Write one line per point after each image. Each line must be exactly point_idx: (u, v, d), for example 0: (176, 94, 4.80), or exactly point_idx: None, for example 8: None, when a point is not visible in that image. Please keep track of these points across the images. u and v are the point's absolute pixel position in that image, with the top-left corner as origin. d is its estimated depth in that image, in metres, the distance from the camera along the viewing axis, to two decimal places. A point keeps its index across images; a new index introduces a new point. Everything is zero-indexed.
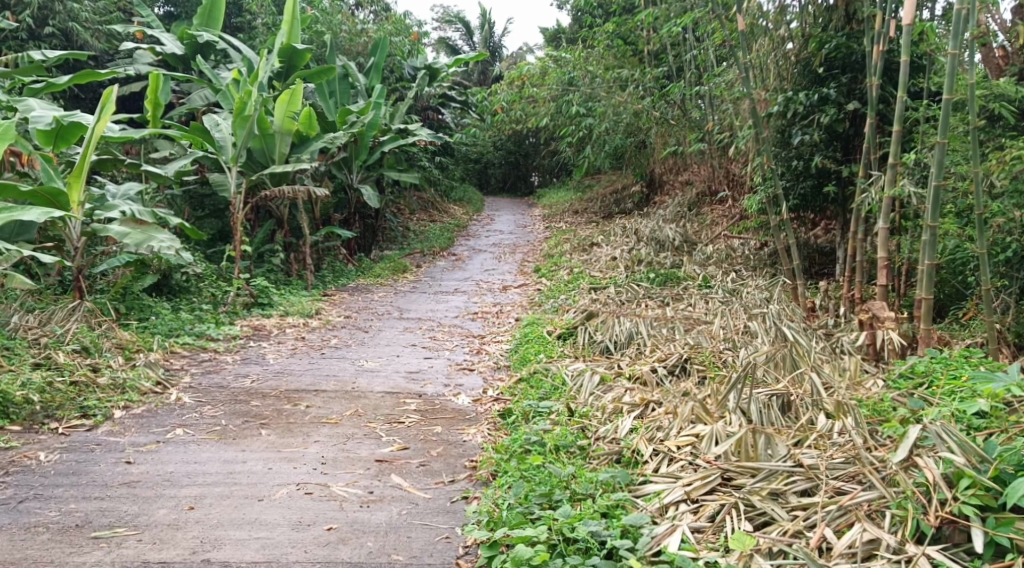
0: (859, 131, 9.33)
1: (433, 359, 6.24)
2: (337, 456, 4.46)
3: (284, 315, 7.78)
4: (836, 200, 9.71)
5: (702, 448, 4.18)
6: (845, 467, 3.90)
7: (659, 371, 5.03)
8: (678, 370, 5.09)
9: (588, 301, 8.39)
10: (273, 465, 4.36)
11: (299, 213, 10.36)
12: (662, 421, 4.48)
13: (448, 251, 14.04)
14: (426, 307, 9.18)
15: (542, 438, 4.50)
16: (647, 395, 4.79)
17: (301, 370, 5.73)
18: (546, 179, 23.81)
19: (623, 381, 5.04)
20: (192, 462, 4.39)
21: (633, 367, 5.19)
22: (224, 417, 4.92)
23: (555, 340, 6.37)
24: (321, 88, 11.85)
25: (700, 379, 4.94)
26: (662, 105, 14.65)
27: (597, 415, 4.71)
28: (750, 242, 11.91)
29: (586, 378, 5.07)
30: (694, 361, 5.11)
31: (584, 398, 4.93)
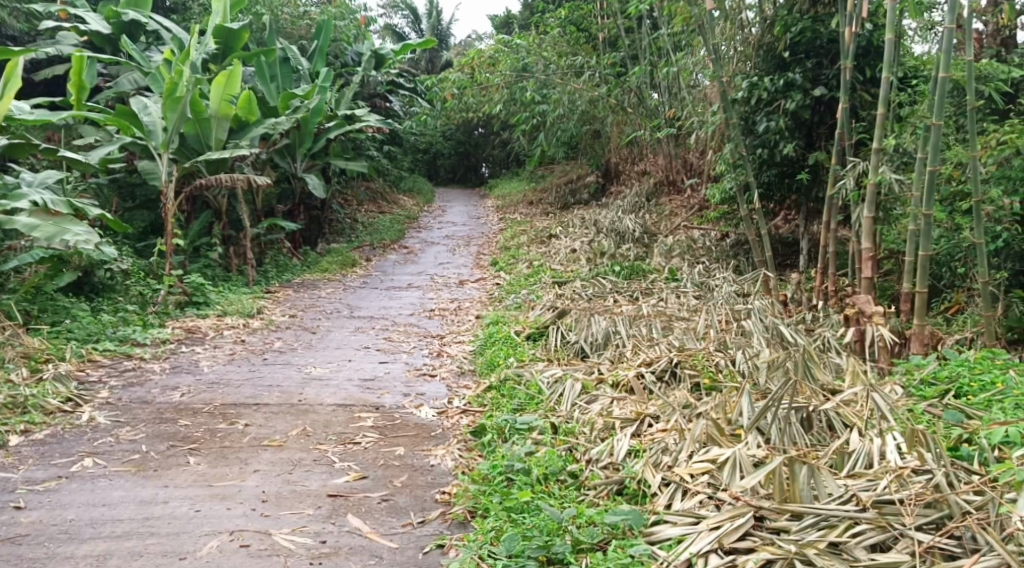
0: (825, 118, 8.93)
1: (390, 364, 5.63)
2: (280, 492, 3.83)
3: (222, 316, 7.11)
4: (804, 190, 9.31)
5: (724, 479, 3.60)
6: (932, 516, 3.27)
7: (649, 378, 4.51)
8: (669, 376, 4.58)
9: (552, 297, 7.84)
10: (201, 506, 3.71)
11: (238, 204, 9.64)
12: (667, 445, 3.90)
13: (399, 244, 13.38)
14: (378, 304, 8.53)
15: (526, 464, 3.93)
16: (643, 409, 4.25)
17: (239, 380, 5.08)
18: (497, 170, 23.21)
19: (609, 391, 4.50)
20: (101, 505, 3.72)
21: (616, 373, 4.67)
22: (145, 442, 4.25)
23: (524, 341, 5.81)
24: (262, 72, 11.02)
25: (694, 387, 4.44)
26: (618, 93, 14.17)
27: (584, 433, 4.16)
28: (711, 233, 11.48)
29: (567, 386, 4.53)
30: (685, 366, 4.60)
31: (567, 411, 4.39)
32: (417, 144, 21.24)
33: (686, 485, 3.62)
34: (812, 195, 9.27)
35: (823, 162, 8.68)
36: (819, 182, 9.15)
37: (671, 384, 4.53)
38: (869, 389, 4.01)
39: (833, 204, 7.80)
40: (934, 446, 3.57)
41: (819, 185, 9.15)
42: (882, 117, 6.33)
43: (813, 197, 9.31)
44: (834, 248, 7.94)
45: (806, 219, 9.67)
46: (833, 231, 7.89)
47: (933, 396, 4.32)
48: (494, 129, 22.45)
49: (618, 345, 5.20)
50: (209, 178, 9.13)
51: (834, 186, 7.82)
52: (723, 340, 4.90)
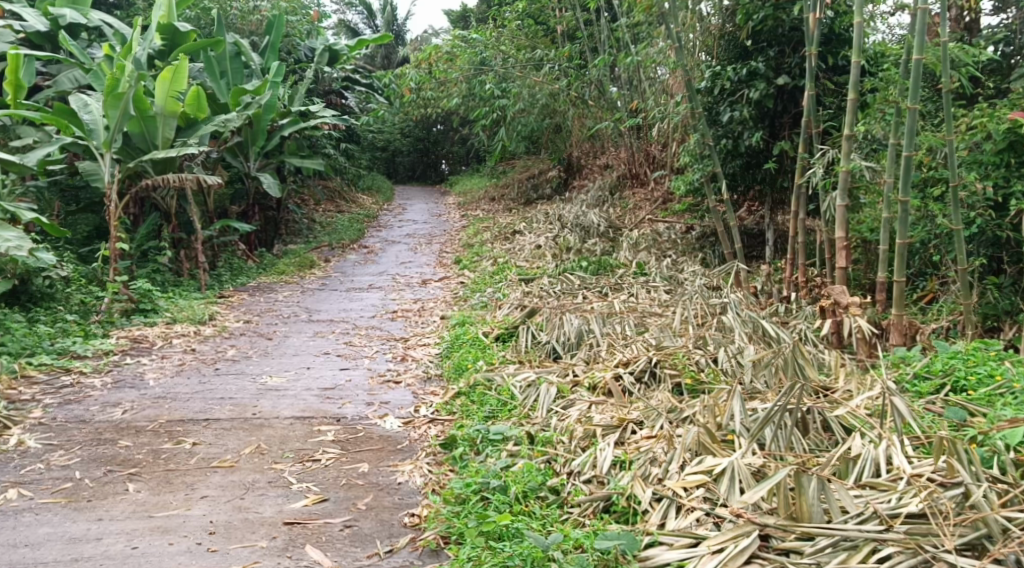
0: (789, 107, 8.75)
1: (352, 371, 5.32)
2: (230, 522, 3.51)
3: (171, 323, 6.75)
4: (770, 180, 9.14)
5: (720, 493, 3.38)
6: (970, 536, 3.06)
7: (628, 380, 4.27)
8: (648, 377, 4.34)
9: (519, 295, 7.58)
10: (138, 542, 3.37)
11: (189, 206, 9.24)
12: (654, 455, 3.66)
13: (359, 243, 13.02)
14: (338, 307, 8.19)
15: (502, 480, 3.66)
16: (626, 414, 4.01)
17: (188, 393, 4.74)
18: (457, 166, 22.86)
19: (586, 394, 4.26)
20: (23, 546, 3.36)
21: (592, 375, 4.42)
22: (79, 468, 3.90)
23: (492, 343, 5.54)
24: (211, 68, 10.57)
25: (676, 390, 4.22)
26: (579, 86, 13.96)
27: (563, 443, 3.90)
28: (676, 226, 11.30)
29: (542, 389, 4.28)
30: (665, 366, 4.37)
31: (543, 418, 4.13)
32: (375, 141, 20.84)
33: (680, 501, 3.40)
34: (777, 185, 9.09)
35: (789, 151, 8.51)
36: (784, 173, 8.98)
37: (650, 385, 4.29)
38: (887, 390, 3.76)
39: (801, 193, 7.63)
40: (966, 456, 3.33)
41: (784, 175, 8.97)
42: (854, 104, 6.12)
43: (780, 186, 9.14)
44: (805, 238, 7.77)
45: (773, 209, 9.51)
46: (800, 222, 7.72)
47: (930, 392, 4.16)
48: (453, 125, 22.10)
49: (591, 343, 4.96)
50: (157, 178, 8.77)
51: (801, 175, 7.64)
52: (703, 335, 4.68)
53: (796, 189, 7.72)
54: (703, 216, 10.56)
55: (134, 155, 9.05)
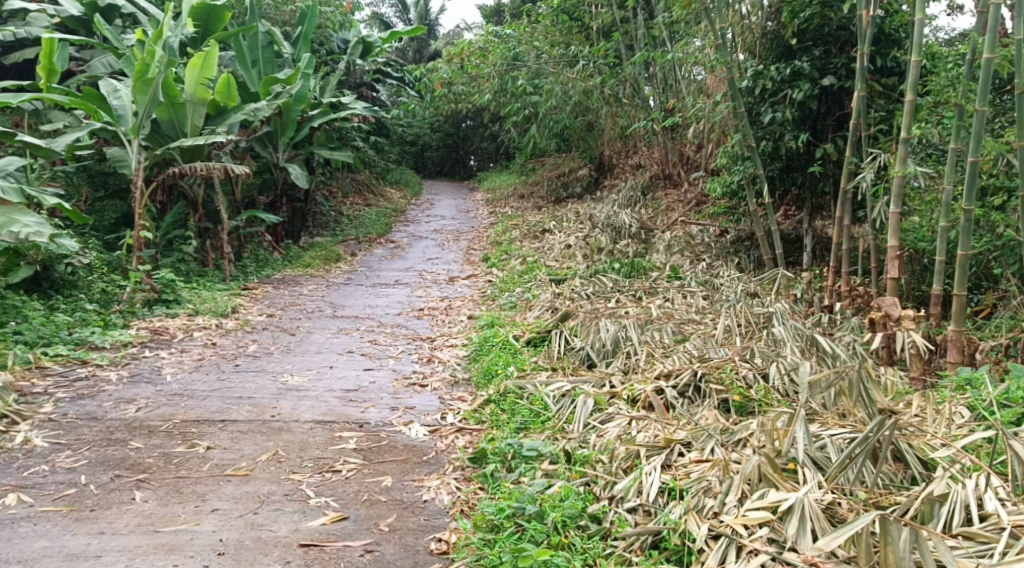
0: (834, 109, 8.42)
1: (376, 372, 5.09)
2: (241, 541, 3.29)
3: (193, 315, 6.57)
4: (811, 184, 8.81)
5: (793, 536, 3.09)
6: None
7: (671, 395, 4.02)
8: (693, 393, 4.08)
9: (550, 297, 7.33)
10: (141, 562, 3.16)
11: (215, 194, 9.06)
12: (706, 484, 3.39)
13: (386, 238, 12.82)
14: (364, 302, 7.98)
15: (538, 506, 3.41)
16: (671, 433, 3.75)
17: (205, 391, 4.53)
18: (486, 163, 22.62)
19: (625, 408, 4.01)
20: (17, 561, 3.16)
21: (631, 387, 4.18)
22: (86, 472, 3.70)
23: (523, 347, 5.29)
24: (242, 56, 10.44)
25: (723, 407, 3.97)
26: (613, 83, 13.61)
27: (602, 462, 3.66)
28: (710, 229, 10.99)
29: (580, 400, 4.04)
30: (711, 380, 4.12)
31: (580, 433, 3.89)
32: (404, 134, 20.64)
33: (741, 541, 3.10)
34: (818, 190, 8.77)
35: (833, 155, 8.18)
36: (825, 177, 8.66)
37: (696, 401, 4.03)
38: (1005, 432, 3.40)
39: (846, 199, 7.32)
40: None
41: (825, 179, 8.65)
42: (911, 106, 5.80)
43: (822, 191, 8.81)
44: (849, 246, 7.46)
45: (813, 214, 9.19)
46: (845, 229, 7.41)
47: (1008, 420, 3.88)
48: (483, 120, 21.87)
49: (628, 351, 4.71)
50: (184, 167, 8.61)
51: (847, 180, 7.33)
52: (749, 347, 4.42)
53: (841, 195, 7.40)
54: (739, 219, 10.24)
55: (162, 142, 8.89)
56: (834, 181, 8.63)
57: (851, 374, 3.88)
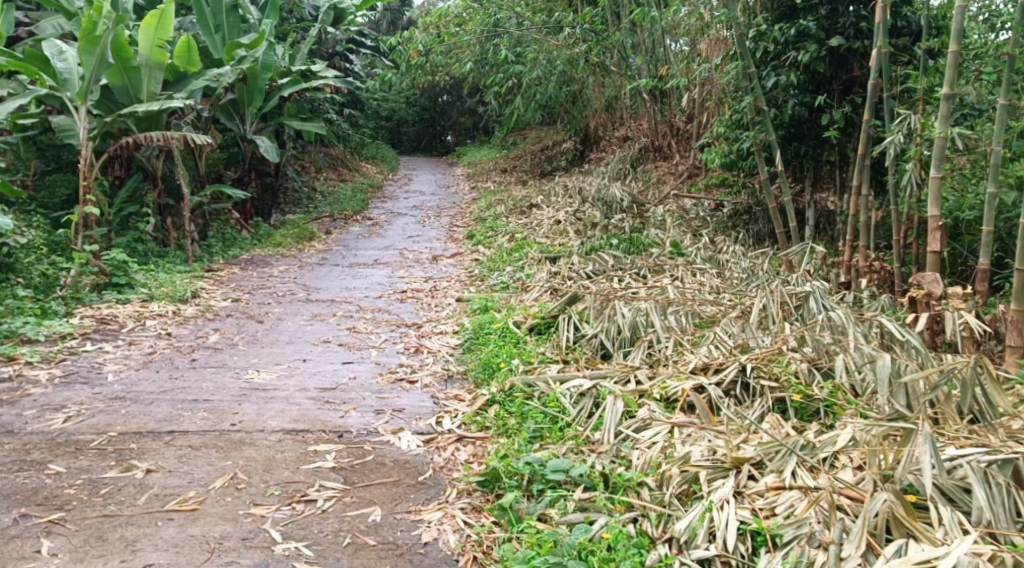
0: (840, 72, 7.71)
1: (356, 367, 4.42)
2: None
3: (148, 301, 5.86)
4: (813, 154, 8.16)
5: None
6: None
7: (715, 395, 3.50)
8: (741, 391, 3.56)
9: (546, 278, 6.66)
10: None
11: (176, 167, 8.31)
12: (803, 527, 2.78)
13: (363, 215, 12.07)
14: (340, 284, 7.28)
15: (580, 559, 2.77)
16: (736, 451, 3.18)
17: (152, 394, 3.85)
18: (464, 138, 21.76)
19: (661, 412, 3.46)
20: None
21: (663, 385, 3.63)
22: None
23: (526, 334, 4.63)
24: (204, 20, 9.54)
25: (780, 408, 3.47)
26: (599, 51, 12.72)
27: (648, 489, 3.07)
28: (705, 203, 10.35)
29: (609, 402, 3.49)
30: (761, 376, 3.59)
31: (611, 447, 3.33)
32: (379, 108, 19.74)
33: None
34: (821, 160, 8.12)
35: (839, 121, 7.51)
36: (829, 144, 8.00)
37: (746, 401, 3.52)
38: None
39: (865, 167, 6.68)
40: None
41: (829, 147, 7.99)
42: (953, 59, 5.10)
43: (825, 161, 8.17)
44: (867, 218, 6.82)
45: (816, 184, 8.56)
46: (863, 199, 6.77)
47: None
48: (460, 94, 21.02)
49: (650, 337, 4.13)
50: (138, 136, 7.85)
51: (866, 147, 6.68)
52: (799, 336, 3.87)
53: (857, 162, 6.75)
54: (736, 191, 9.60)
55: (116, 110, 8.14)
56: (840, 149, 7.98)
57: (959, 373, 3.34)
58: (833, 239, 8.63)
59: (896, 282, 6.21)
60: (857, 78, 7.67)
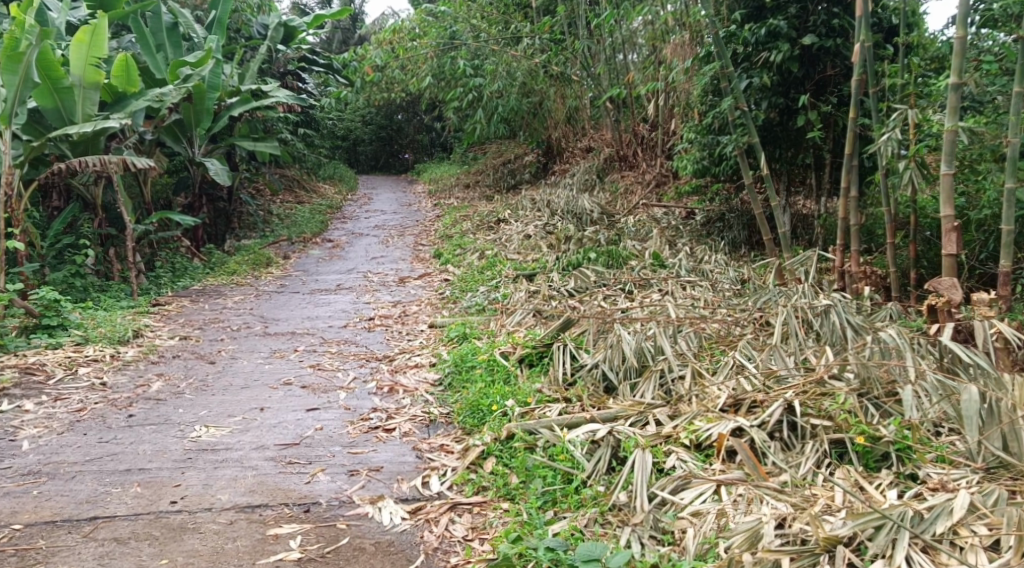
0: (813, 72, 7.26)
1: (322, 414, 3.84)
2: None
3: (80, 346, 5.25)
4: (788, 157, 7.76)
5: None
6: None
7: (760, 439, 3.15)
8: (788, 434, 3.21)
9: (524, 298, 6.11)
10: None
11: (116, 194, 7.68)
12: None
13: (322, 237, 11.43)
14: (300, 314, 6.68)
15: None
16: (820, 525, 2.74)
17: (73, 466, 3.27)
18: (422, 156, 21.13)
19: (695, 464, 3.08)
20: None
21: (692, 428, 3.25)
22: None
23: (516, 367, 4.08)
24: (144, 39, 8.85)
25: (837, 453, 3.14)
26: (559, 61, 12.14)
27: None
28: (678, 212, 9.86)
29: (636, 455, 3.09)
30: (812, 417, 3.24)
31: (646, 520, 2.90)
32: (334, 127, 19.09)
33: None
34: (798, 163, 7.72)
35: (817, 122, 7.06)
36: (804, 146, 7.59)
37: (795, 447, 3.17)
38: None
39: (854, 167, 6.17)
40: None
41: (805, 150, 7.62)
42: (958, 48, 4.62)
43: (800, 164, 7.77)
44: (859, 223, 6.22)
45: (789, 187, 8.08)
46: (853, 201, 6.20)
47: None
48: (417, 110, 20.38)
49: (662, 365, 3.64)
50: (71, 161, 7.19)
51: (853, 147, 6.16)
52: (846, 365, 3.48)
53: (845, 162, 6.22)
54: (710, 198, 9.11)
55: (45, 133, 7.48)
56: (816, 151, 7.61)
57: None
58: (812, 245, 8.10)
59: (895, 288, 5.70)
60: (831, 77, 7.22)
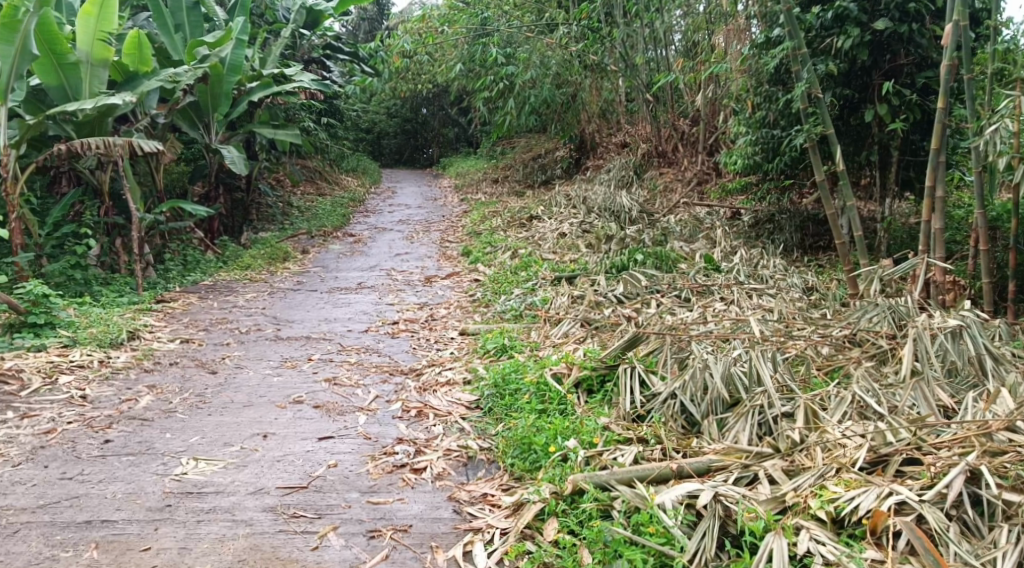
0: (881, 61, 6.41)
1: (339, 443, 3.33)
2: None
3: (65, 349, 4.64)
4: (851, 154, 6.91)
5: None
6: None
7: (940, 526, 2.56)
8: (972, 515, 2.62)
9: (568, 305, 5.42)
10: None
11: (124, 180, 7.03)
12: None
13: (343, 231, 10.76)
14: (317, 315, 6.02)
15: None
16: None
17: (17, 516, 2.84)
18: (447, 150, 20.36)
19: (841, 552, 2.54)
20: None
21: (835, 500, 2.67)
22: None
23: (576, 392, 3.54)
24: (162, 18, 8.19)
25: None
26: (597, 50, 11.18)
27: None
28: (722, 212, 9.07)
29: (771, 541, 2.55)
30: (1006, 490, 2.64)
31: None
32: (359, 119, 18.42)
33: None
34: (861, 159, 6.85)
35: (888, 116, 6.23)
36: (869, 141, 6.72)
37: (983, 534, 2.58)
38: None
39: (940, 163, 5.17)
40: None
41: (870, 146, 6.74)
42: None
43: (863, 162, 6.90)
44: (943, 228, 5.23)
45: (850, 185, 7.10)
46: (940, 202, 5.16)
47: None
48: (444, 103, 19.66)
49: (759, 401, 3.11)
50: (73, 142, 6.55)
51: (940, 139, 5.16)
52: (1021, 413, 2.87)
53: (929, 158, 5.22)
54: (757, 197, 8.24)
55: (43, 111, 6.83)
56: (881, 147, 6.70)
57: None
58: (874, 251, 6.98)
59: (986, 301, 4.89)
60: (903, 66, 6.36)
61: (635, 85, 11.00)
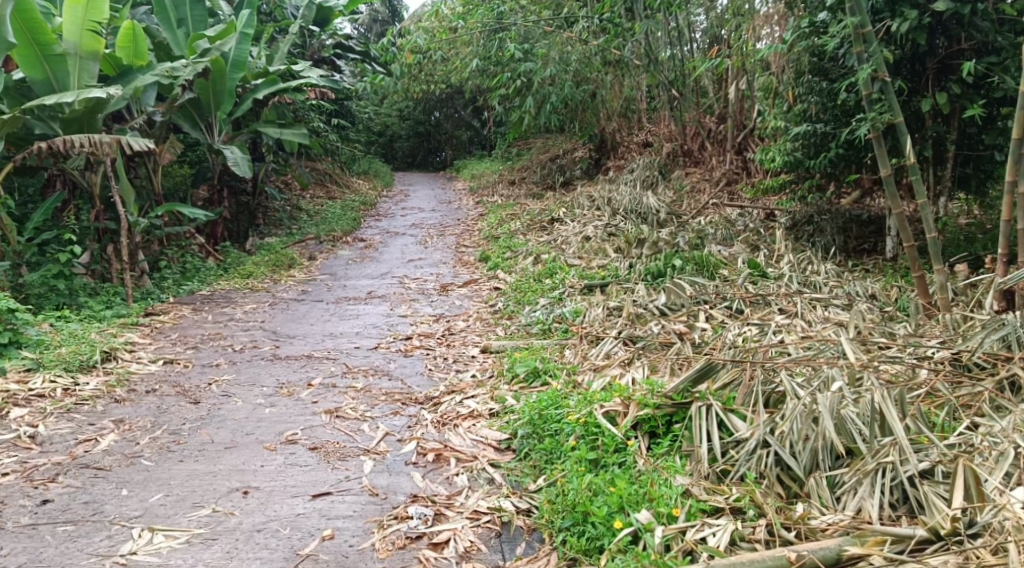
0: (936, 47, 5.49)
1: (337, 504, 2.80)
2: None
3: (25, 376, 4.00)
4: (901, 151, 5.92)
5: None
6: None
7: None
8: None
9: (603, 320, 4.74)
10: None
11: (115, 182, 6.40)
12: None
13: (353, 236, 10.13)
14: (321, 329, 5.37)
15: None
16: None
17: None
18: (461, 152, 19.66)
19: None
20: None
21: None
22: None
23: (638, 435, 2.99)
24: (163, 11, 7.53)
25: None
26: (618, 43, 10.18)
27: None
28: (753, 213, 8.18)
29: None
30: None
31: None
32: (370, 121, 17.75)
33: None
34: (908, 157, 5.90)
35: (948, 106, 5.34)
36: (922, 135, 5.76)
37: None
38: None
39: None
40: None
41: (924, 139, 5.79)
42: None
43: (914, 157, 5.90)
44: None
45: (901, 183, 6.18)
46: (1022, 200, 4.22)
47: None
48: (458, 102, 18.93)
49: (888, 458, 2.61)
50: (54, 140, 5.87)
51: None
52: None
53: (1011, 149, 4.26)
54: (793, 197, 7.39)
55: (20, 103, 6.12)
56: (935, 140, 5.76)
57: None
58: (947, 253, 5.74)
59: None
60: (962, 53, 5.44)
61: (660, 80, 10.23)
